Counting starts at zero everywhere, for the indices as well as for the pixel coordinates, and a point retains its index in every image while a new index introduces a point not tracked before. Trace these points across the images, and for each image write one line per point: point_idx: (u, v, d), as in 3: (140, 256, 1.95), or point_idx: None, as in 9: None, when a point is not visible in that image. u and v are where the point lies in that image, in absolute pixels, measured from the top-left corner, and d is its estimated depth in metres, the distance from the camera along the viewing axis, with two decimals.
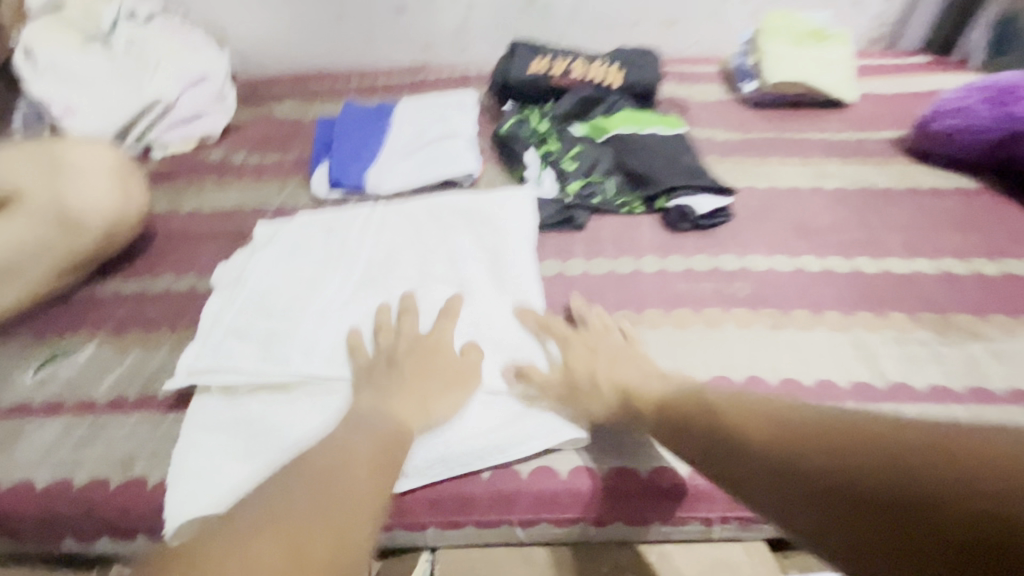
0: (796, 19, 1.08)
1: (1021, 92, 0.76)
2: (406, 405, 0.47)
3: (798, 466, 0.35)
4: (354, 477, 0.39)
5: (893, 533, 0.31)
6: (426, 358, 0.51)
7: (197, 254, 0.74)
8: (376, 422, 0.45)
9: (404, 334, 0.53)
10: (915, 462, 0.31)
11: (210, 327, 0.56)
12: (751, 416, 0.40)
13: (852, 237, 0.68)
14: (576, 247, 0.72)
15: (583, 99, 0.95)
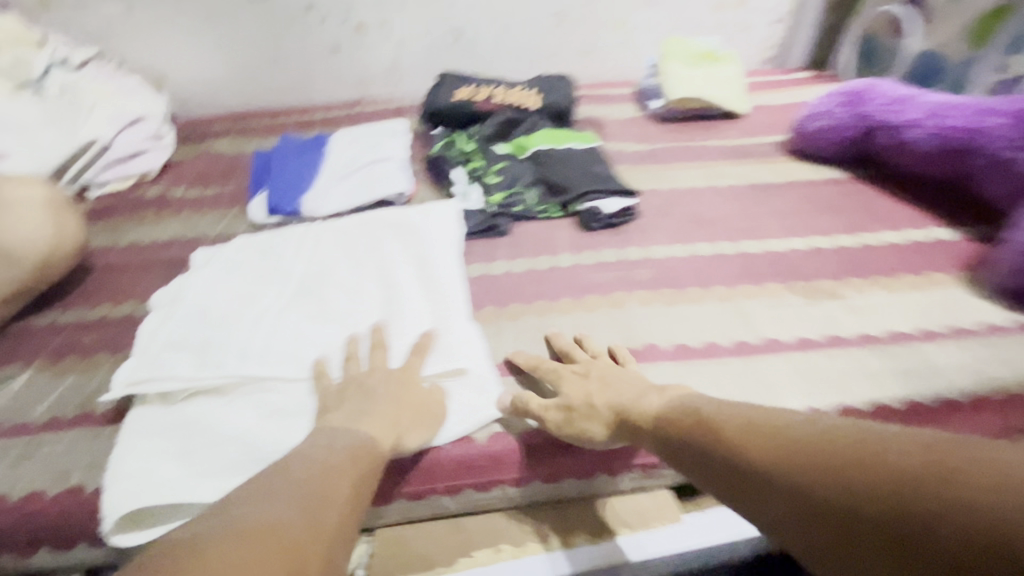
0: (692, 44, 1.21)
1: (868, 93, 0.87)
2: (376, 419, 0.48)
3: (790, 480, 0.34)
4: (334, 480, 0.40)
5: (884, 551, 0.29)
6: (400, 382, 0.52)
7: (136, 282, 0.77)
8: (347, 434, 0.45)
9: (372, 365, 0.54)
10: (900, 471, 0.29)
11: (148, 344, 0.60)
12: (742, 426, 0.39)
13: (739, 225, 0.78)
14: (499, 250, 0.79)
15: (504, 122, 1.04)
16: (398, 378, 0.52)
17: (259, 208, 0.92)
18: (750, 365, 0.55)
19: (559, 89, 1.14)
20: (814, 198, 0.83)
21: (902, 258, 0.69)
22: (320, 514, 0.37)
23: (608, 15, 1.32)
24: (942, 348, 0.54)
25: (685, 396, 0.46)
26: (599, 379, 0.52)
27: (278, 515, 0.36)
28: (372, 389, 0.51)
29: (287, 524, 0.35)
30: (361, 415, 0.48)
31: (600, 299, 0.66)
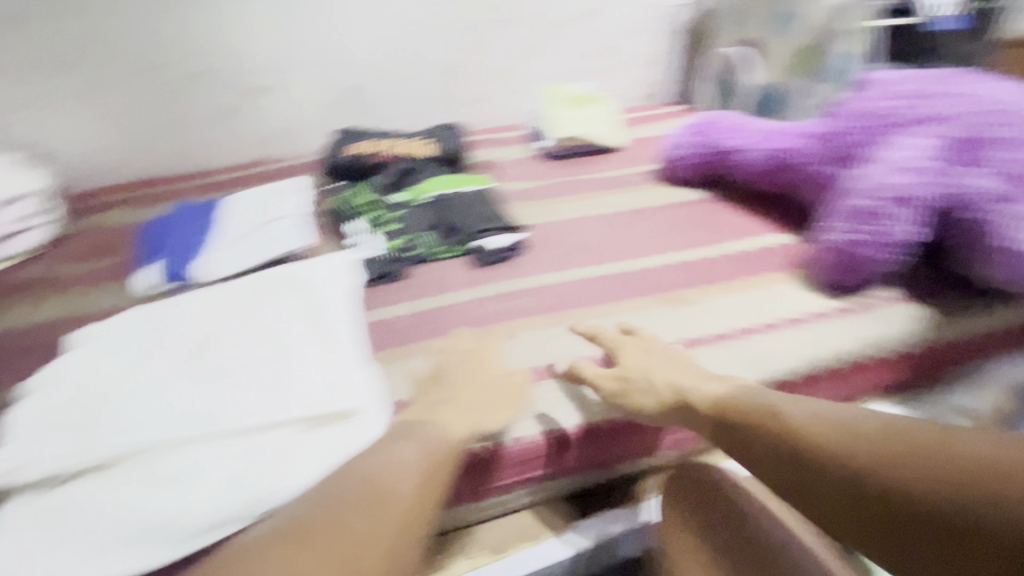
0: (569, 89, 1.35)
1: (713, 123, 1.01)
2: (456, 418, 0.54)
3: (854, 476, 0.44)
4: (402, 484, 0.47)
5: (917, 528, 0.41)
6: (482, 376, 0.59)
7: (13, 370, 0.74)
8: (431, 434, 0.52)
9: (450, 367, 0.60)
10: (947, 487, 0.41)
11: (24, 429, 0.59)
12: (810, 425, 0.47)
13: (614, 248, 0.87)
14: (397, 293, 0.82)
15: (400, 172, 1.11)
16: (467, 379, 0.59)
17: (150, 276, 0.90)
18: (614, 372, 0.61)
19: (451, 138, 1.22)
20: (676, 219, 0.94)
21: (747, 263, 0.80)
22: (366, 518, 0.44)
23: (493, 66, 1.43)
24: (771, 336, 0.63)
25: (739, 387, 0.54)
26: (654, 363, 0.59)
27: (327, 529, 0.43)
28: (471, 376, 0.58)
29: (352, 529, 0.43)
30: (438, 413, 0.54)
31: (489, 329, 0.72)
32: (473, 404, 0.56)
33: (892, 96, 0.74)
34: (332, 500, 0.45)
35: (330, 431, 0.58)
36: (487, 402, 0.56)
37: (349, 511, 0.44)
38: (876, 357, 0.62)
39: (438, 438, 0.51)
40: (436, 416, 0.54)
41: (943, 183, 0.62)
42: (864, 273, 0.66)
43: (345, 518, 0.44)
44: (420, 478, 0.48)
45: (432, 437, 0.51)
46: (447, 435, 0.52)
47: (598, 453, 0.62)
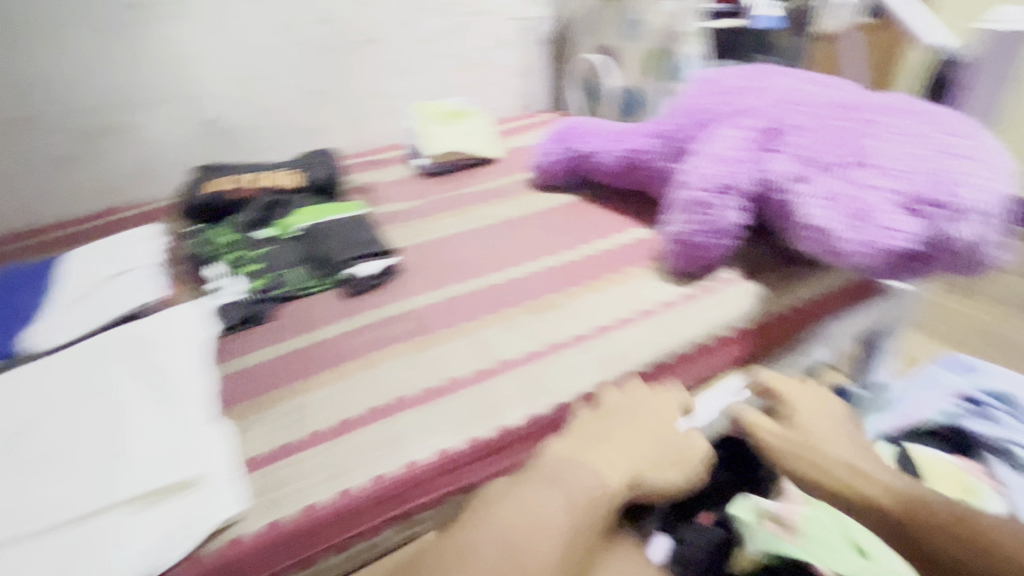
0: (440, 106, 1.36)
1: (572, 130, 1.03)
2: (598, 461, 0.54)
3: (918, 530, 0.51)
4: (536, 545, 0.48)
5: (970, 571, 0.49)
6: (633, 425, 0.57)
7: None
8: (572, 476, 0.52)
9: (593, 419, 0.57)
10: (1001, 548, 0.48)
11: None
12: (892, 492, 0.54)
13: (487, 261, 0.88)
14: (261, 338, 0.77)
15: (263, 206, 1.04)
16: (630, 423, 0.57)
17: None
18: (481, 391, 0.60)
19: (323, 164, 1.18)
20: (545, 224, 0.96)
21: (610, 260, 0.83)
22: (534, 543, 0.47)
23: (364, 88, 1.41)
24: (629, 330, 0.65)
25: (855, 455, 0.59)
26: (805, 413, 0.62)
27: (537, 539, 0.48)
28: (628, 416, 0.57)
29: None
30: (600, 461, 0.54)
31: (356, 363, 0.69)
32: (608, 450, 0.55)
33: (713, 94, 0.79)
34: (571, 499, 0.50)
35: (167, 504, 0.51)
36: (614, 453, 0.55)
37: (540, 530, 0.48)
38: (718, 336, 0.66)
39: (588, 480, 0.52)
40: (586, 459, 0.54)
41: (757, 170, 0.67)
42: (705, 259, 0.71)
43: (515, 542, 0.47)
44: (579, 523, 0.50)
45: (581, 485, 0.51)
46: (597, 480, 0.52)
47: (463, 478, 0.55)
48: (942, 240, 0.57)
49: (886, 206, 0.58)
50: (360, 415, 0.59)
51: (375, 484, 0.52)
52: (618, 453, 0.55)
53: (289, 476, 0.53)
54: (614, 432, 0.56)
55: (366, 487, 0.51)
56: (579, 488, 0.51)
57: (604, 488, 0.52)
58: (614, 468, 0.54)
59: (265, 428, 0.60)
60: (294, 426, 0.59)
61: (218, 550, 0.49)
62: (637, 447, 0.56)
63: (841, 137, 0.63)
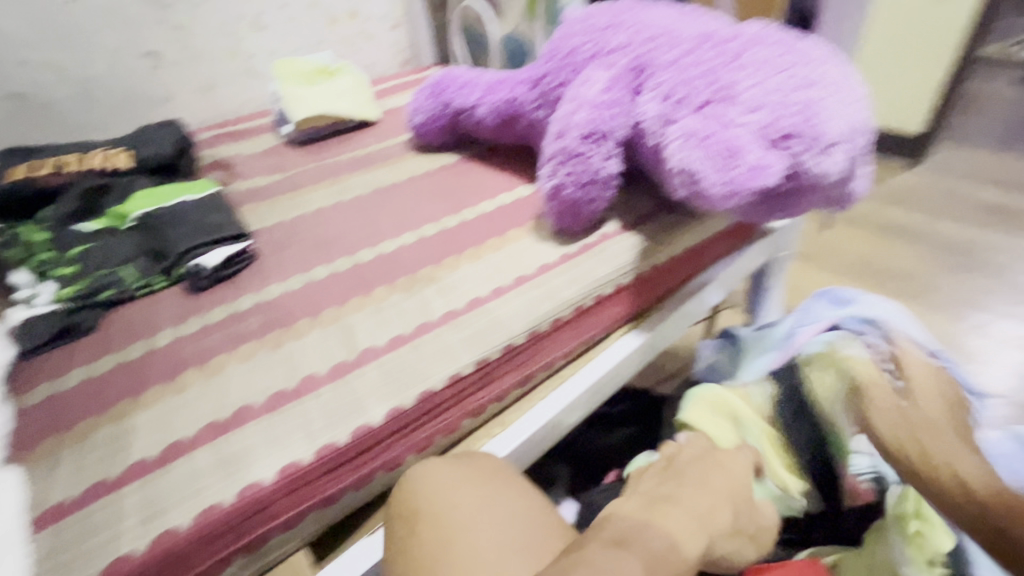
0: (303, 62, 1.20)
1: (445, 83, 0.94)
2: (680, 520, 0.37)
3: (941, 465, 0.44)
4: None
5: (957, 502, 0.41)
6: (709, 469, 0.44)
7: None
8: (661, 544, 0.34)
9: (657, 472, 0.43)
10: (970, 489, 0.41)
11: None
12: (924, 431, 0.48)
13: (357, 235, 0.78)
14: (79, 354, 0.64)
15: (84, 193, 0.87)
16: (698, 473, 0.43)
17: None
18: (338, 388, 0.52)
19: (164, 137, 1.00)
20: (425, 191, 0.87)
21: (493, 222, 0.76)
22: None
23: (214, 46, 1.22)
24: (504, 301, 0.59)
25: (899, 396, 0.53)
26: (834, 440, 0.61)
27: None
28: (701, 485, 0.42)
29: None
30: (681, 516, 0.37)
31: (194, 372, 0.58)
32: (682, 508, 0.38)
33: (582, 33, 0.72)
34: (638, 546, 0.34)
35: None
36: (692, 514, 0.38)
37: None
38: (598, 295, 0.62)
39: (669, 540, 0.35)
40: (660, 515, 0.37)
41: (626, 115, 0.62)
42: (583, 214, 0.66)
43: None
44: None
45: (660, 548, 0.34)
46: (684, 546, 0.35)
47: (323, 488, 0.47)
48: (805, 175, 0.54)
49: (749, 141, 0.52)
50: (187, 437, 0.50)
51: (204, 519, 0.43)
52: (690, 513, 0.38)
53: (91, 527, 0.43)
54: (678, 487, 0.40)
55: (194, 525, 0.43)
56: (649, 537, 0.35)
57: (684, 555, 0.35)
58: (695, 534, 0.37)
59: (68, 470, 0.49)
60: (108, 461, 0.49)
61: None
62: (708, 499, 0.40)
63: (704, 71, 0.58)
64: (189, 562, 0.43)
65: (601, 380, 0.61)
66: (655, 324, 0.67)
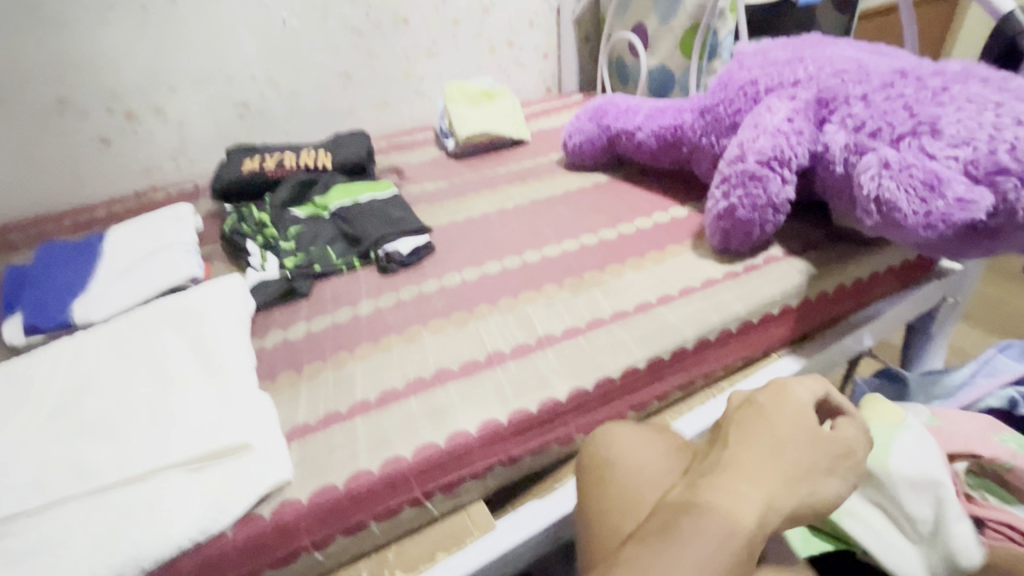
0: (470, 86, 1.34)
1: (605, 109, 1.01)
2: (734, 490, 0.38)
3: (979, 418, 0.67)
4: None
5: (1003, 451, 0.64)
6: (751, 430, 0.43)
7: None
8: (724, 520, 0.36)
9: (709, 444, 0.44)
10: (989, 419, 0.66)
11: None
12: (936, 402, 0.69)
13: (522, 239, 0.87)
14: (300, 312, 0.78)
15: (297, 185, 1.05)
16: (744, 434, 0.43)
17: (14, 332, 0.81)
18: (524, 364, 0.59)
19: (355, 145, 1.18)
20: (581, 206, 0.93)
21: (653, 237, 0.80)
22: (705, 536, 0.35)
23: (395, 69, 1.40)
24: (673, 307, 0.64)
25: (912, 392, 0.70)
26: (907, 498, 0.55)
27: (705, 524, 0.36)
28: (754, 437, 0.42)
29: None
30: (737, 481, 0.39)
31: (395, 337, 0.68)
32: (737, 480, 0.39)
33: (761, 65, 0.76)
34: (717, 484, 0.38)
35: (218, 466, 0.51)
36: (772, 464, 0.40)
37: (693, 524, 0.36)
38: (764, 313, 0.64)
39: (750, 482, 0.38)
40: (709, 492, 0.38)
41: (809, 143, 0.64)
42: (753, 235, 0.68)
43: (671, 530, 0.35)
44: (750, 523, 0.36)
45: (714, 521, 0.35)
46: (738, 515, 0.36)
47: (509, 450, 0.54)
48: (1019, 214, 0.52)
49: (955, 174, 0.53)
50: (398, 387, 0.59)
51: (421, 455, 0.51)
52: (746, 478, 0.39)
53: (334, 445, 0.53)
54: (730, 457, 0.41)
55: (415, 454, 0.51)
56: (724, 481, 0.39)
57: (743, 519, 0.36)
58: (751, 502, 0.37)
59: (306, 399, 0.60)
60: (336, 397, 0.60)
61: (273, 508, 0.49)
62: (764, 464, 0.40)
63: (904, 104, 0.59)
64: (407, 489, 0.51)
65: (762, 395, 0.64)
66: (814, 350, 0.68)
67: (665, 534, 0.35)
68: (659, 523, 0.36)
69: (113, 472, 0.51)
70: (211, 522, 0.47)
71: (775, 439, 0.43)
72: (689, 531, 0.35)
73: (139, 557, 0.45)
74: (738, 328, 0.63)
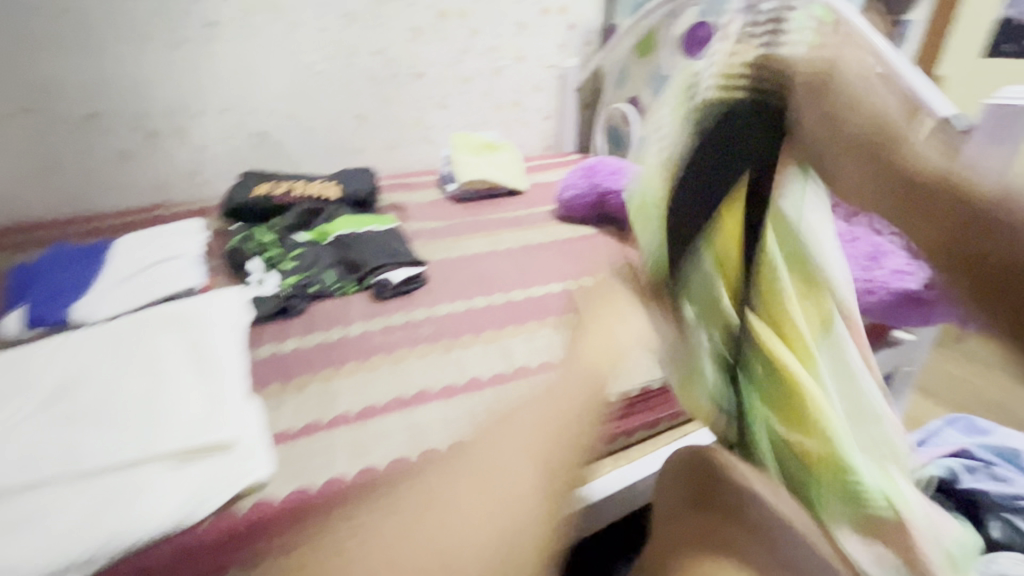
0: (474, 137, 1.44)
1: (597, 168, 1.10)
2: (509, 450, 0.40)
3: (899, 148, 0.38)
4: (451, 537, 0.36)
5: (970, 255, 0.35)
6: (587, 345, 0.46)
7: None
8: (505, 484, 0.38)
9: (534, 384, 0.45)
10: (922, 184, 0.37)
11: None
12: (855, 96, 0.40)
13: (510, 279, 0.92)
14: (293, 328, 0.81)
15: (303, 212, 1.11)
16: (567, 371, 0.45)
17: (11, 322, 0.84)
18: (500, 391, 0.63)
19: (362, 181, 1.25)
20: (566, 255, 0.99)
21: None
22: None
23: (407, 116, 1.51)
24: None
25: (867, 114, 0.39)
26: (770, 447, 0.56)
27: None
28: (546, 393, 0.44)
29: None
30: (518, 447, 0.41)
31: (382, 358, 0.72)
32: (523, 435, 0.41)
33: None
34: (487, 482, 0.39)
35: (203, 461, 0.53)
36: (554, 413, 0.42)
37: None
38: None
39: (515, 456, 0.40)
40: (493, 449, 0.41)
41: None
42: None
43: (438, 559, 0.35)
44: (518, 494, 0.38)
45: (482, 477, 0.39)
46: (518, 479, 0.39)
47: None
48: None
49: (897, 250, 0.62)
50: (379, 403, 0.62)
51: (396, 464, 0.54)
52: (526, 434, 0.41)
53: (316, 451, 0.56)
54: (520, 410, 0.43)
55: (393, 464, 0.54)
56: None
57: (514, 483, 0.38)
58: (531, 458, 0.40)
59: (291, 409, 0.63)
60: (320, 408, 0.63)
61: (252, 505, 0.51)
62: (539, 419, 0.42)
63: None
64: None
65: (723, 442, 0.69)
66: None
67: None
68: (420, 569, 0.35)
69: (98, 460, 0.52)
70: (191, 513, 0.49)
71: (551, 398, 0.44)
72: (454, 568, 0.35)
73: (114, 540, 0.46)
74: None
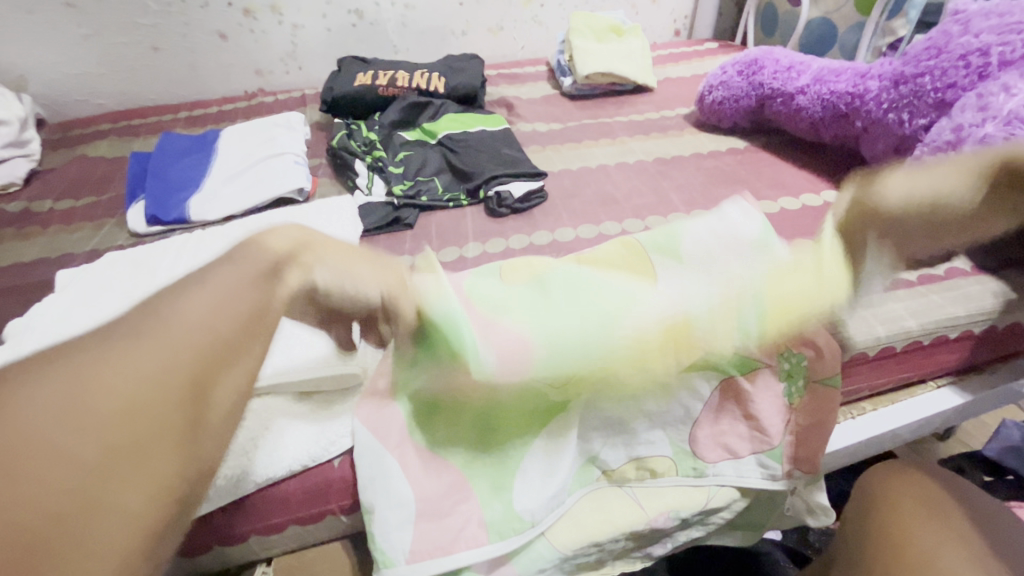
0: (599, 19, 1.16)
1: (762, 62, 0.85)
2: (131, 359, 0.23)
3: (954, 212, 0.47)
4: (32, 489, 0.20)
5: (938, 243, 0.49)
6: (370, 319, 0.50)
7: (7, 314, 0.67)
8: (64, 427, 0.21)
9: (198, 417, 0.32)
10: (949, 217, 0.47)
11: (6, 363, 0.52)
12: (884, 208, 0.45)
13: (647, 201, 0.73)
14: (406, 244, 0.70)
15: (410, 105, 0.93)
16: (243, 289, 0.27)
17: (22, 166, 0.94)
18: None
19: (478, 69, 1.03)
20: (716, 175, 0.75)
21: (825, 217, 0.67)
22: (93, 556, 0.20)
23: None
24: None
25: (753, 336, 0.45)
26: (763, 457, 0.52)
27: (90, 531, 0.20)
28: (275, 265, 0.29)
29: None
30: (131, 354, 0.23)
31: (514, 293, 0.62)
32: (139, 353, 0.23)
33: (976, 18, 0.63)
34: (79, 405, 0.21)
35: (331, 394, 0.49)
36: (182, 320, 0.24)
37: None
38: (939, 336, 0.55)
39: (116, 363, 0.22)
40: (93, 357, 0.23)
41: None
42: None
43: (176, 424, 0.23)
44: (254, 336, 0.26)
45: (106, 383, 0.22)
46: (119, 396, 0.22)
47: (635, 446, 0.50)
48: None
49: None
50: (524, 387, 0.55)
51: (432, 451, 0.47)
52: (163, 335, 0.24)
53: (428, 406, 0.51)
54: (170, 294, 0.26)
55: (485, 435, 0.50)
56: (73, 493, 0.20)
57: (135, 398, 0.22)
58: (134, 385, 0.22)
59: None
60: None
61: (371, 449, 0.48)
62: (215, 320, 0.25)
63: None
64: None
65: (909, 427, 0.58)
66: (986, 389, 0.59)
67: (138, 478, 0.21)
68: (133, 438, 0.22)
69: None
70: (328, 449, 0.46)
71: (181, 296, 0.25)
72: (208, 432, 0.24)
73: (248, 474, 0.44)
74: (903, 353, 0.55)
